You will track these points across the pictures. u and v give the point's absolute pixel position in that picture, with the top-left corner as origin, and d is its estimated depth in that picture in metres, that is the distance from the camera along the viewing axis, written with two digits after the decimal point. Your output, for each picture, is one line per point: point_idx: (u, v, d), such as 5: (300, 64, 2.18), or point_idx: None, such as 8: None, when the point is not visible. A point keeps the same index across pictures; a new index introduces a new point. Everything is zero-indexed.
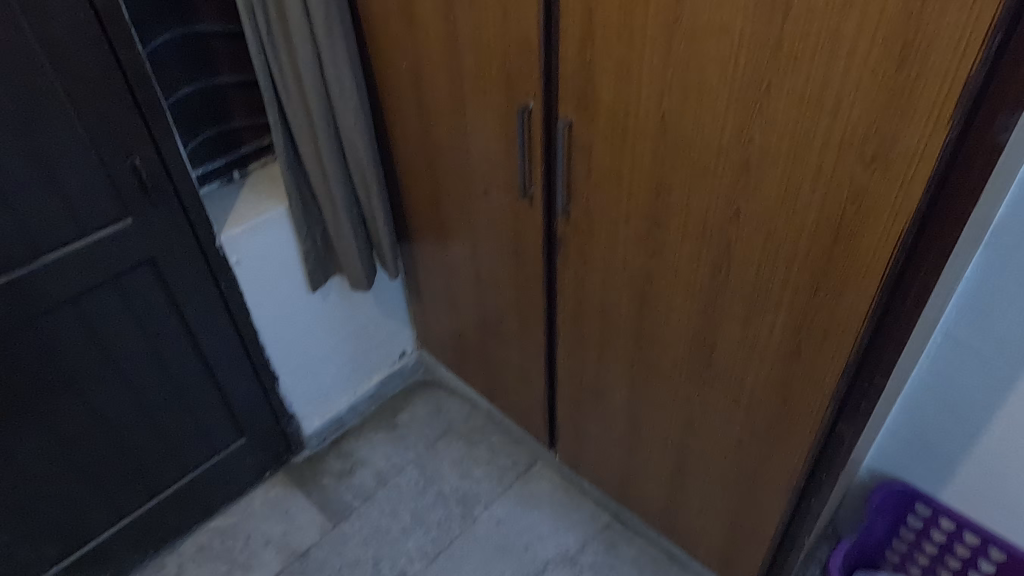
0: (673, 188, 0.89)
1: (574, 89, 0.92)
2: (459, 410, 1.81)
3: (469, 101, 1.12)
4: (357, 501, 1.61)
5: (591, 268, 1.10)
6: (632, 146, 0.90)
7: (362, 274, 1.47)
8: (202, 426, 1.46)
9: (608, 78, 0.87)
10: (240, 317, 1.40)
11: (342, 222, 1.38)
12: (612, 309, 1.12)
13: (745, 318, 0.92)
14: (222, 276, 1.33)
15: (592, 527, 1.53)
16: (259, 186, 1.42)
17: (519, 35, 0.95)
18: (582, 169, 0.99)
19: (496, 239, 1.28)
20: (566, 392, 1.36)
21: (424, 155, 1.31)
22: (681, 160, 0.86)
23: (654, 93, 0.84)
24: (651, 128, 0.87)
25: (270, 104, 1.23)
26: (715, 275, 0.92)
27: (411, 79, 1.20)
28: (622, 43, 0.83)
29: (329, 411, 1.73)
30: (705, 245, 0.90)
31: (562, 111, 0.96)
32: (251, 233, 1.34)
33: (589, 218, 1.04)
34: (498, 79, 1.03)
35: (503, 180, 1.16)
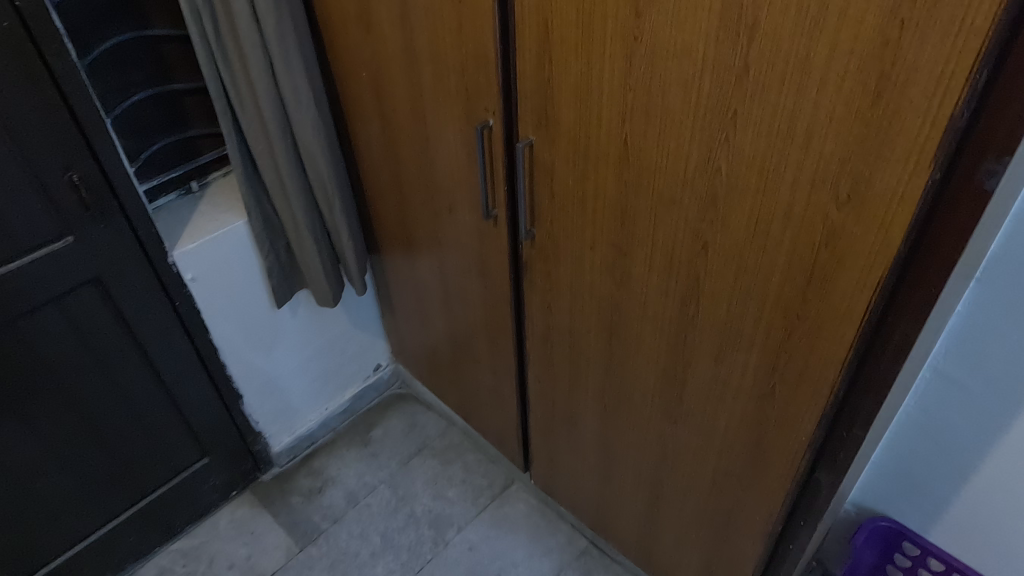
0: (637, 217, 0.82)
1: (533, 108, 0.85)
2: (435, 426, 1.75)
3: (429, 114, 1.04)
4: (326, 523, 1.56)
5: (557, 294, 1.03)
6: (594, 170, 0.83)
7: (328, 290, 1.40)
8: (160, 447, 1.40)
9: (567, 97, 0.80)
10: (198, 336, 1.34)
11: (304, 237, 1.31)
12: (581, 338, 1.05)
13: (716, 357, 0.85)
14: (177, 294, 1.26)
15: (568, 553, 1.47)
16: (219, 198, 1.35)
17: (475, 48, 0.87)
18: (545, 191, 0.92)
19: (463, 258, 1.21)
20: (537, 418, 1.30)
21: (388, 168, 1.24)
22: (645, 188, 0.79)
23: (615, 116, 0.76)
24: (613, 153, 0.79)
25: (222, 115, 1.16)
26: (684, 311, 0.85)
27: (371, 89, 1.13)
28: (581, 60, 0.75)
29: (299, 427, 1.67)
30: (673, 278, 0.83)
31: (522, 131, 0.89)
32: (209, 249, 1.27)
33: (554, 243, 0.97)
34: (457, 93, 0.96)
35: (467, 199, 1.09)
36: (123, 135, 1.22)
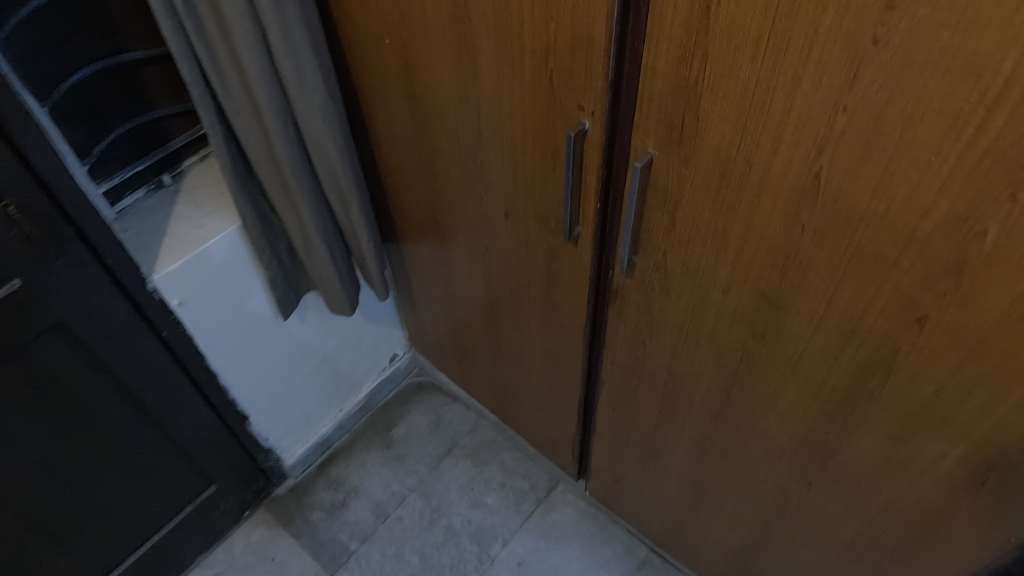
0: (812, 269, 0.60)
1: (663, 118, 0.61)
2: (464, 421, 1.57)
3: (486, 103, 0.78)
4: (355, 543, 1.40)
5: (659, 331, 0.82)
6: (752, 206, 0.60)
7: (345, 298, 1.15)
8: (159, 486, 1.20)
9: (726, 109, 0.56)
10: (193, 364, 1.10)
11: (314, 243, 1.05)
12: (684, 380, 0.85)
13: (896, 435, 0.66)
14: (161, 323, 1.01)
15: (628, 564, 1.34)
16: (199, 194, 1.08)
17: (575, 27, 0.61)
18: (663, 219, 0.69)
19: (518, 268, 0.98)
20: (604, 440, 1.12)
21: (418, 156, 0.98)
22: (836, 237, 0.57)
23: (808, 143, 0.53)
24: (792, 189, 0.56)
25: (201, 102, 0.87)
26: (860, 381, 0.65)
27: (399, 62, 0.85)
28: (765, 63, 0.51)
29: (312, 435, 1.47)
30: (853, 345, 0.63)
31: (640, 142, 0.65)
32: (194, 266, 1.01)
33: (665, 277, 0.75)
34: (533, 82, 0.70)
35: (534, 208, 0.84)
36: (67, 127, 0.93)
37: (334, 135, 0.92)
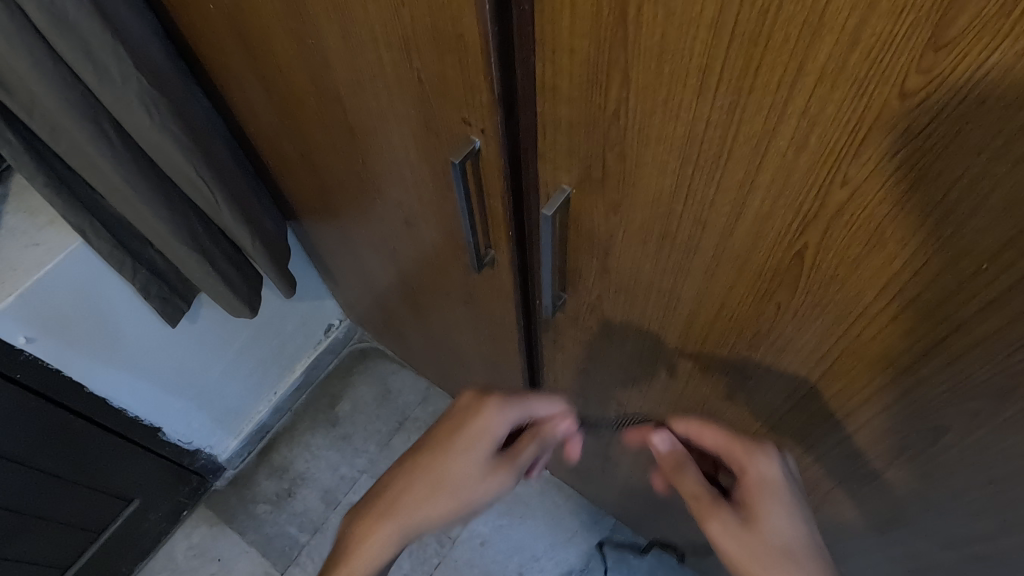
0: (790, 350, 0.44)
1: (577, 153, 0.41)
2: (414, 391, 1.44)
3: (348, 97, 0.57)
4: (306, 536, 1.31)
5: (604, 366, 0.66)
6: (708, 272, 0.43)
7: (241, 303, 0.97)
8: (66, 517, 1.07)
9: (662, 155, 0.37)
10: (68, 395, 0.95)
11: (182, 254, 0.85)
12: (638, 412, 0.70)
13: (892, 517, 0.52)
14: (10, 366, 0.85)
15: (597, 536, 1.26)
16: (33, 200, 0.86)
17: (434, 15, 0.40)
18: (593, 263, 0.51)
19: (433, 274, 0.80)
20: (557, 439, 0.99)
21: (292, 142, 0.76)
22: (825, 326, 0.40)
23: (786, 215, 0.34)
24: (761, 263, 0.39)
25: None
26: (850, 465, 0.50)
27: (234, 33, 0.62)
28: (717, 103, 0.31)
29: (246, 425, 1.34)
30: (844, 433, 0.47)
31: (550, 175, 0.45)
32: (36, 298, 0.81)
33: (603, 319, 0.58)
34: (399, 80, 0.49)
35: (436, 221, 0.65)
36: None
37: (171, 130, 0.70)
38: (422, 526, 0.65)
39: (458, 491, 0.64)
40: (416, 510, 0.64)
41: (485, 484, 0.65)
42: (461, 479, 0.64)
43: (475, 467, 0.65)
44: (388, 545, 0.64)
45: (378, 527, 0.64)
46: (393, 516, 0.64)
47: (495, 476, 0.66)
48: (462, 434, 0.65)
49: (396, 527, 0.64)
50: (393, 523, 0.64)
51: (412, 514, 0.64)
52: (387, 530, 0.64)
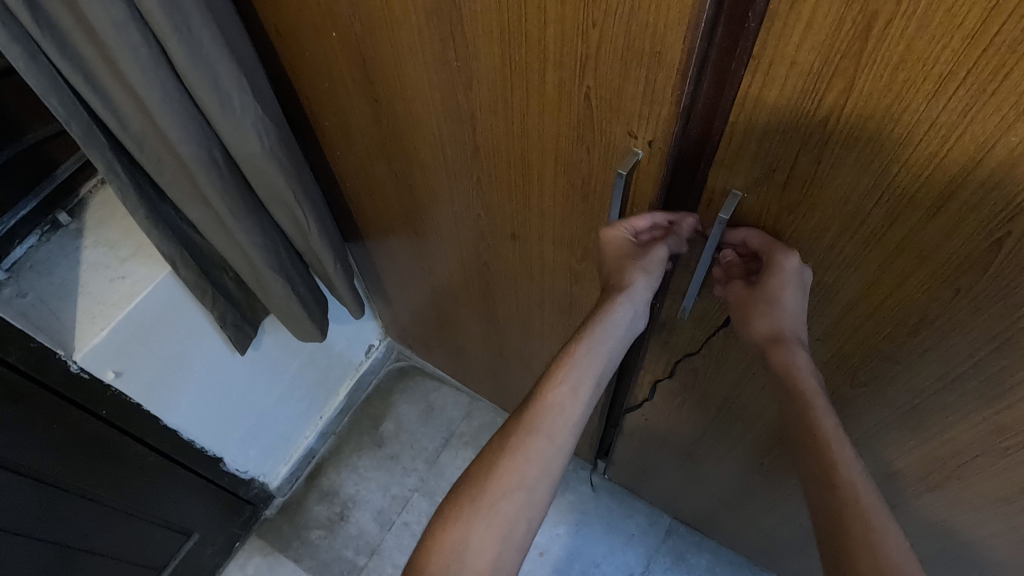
0: (956, 333, 0.47)
1: (765, 157, 0.44)
2: (457, 406, 1.44)
3: (483, 117, 0.59)
4: (363, 558, 1.29)
5: (720, 364, 0.69)
6: (885, 262, 0.46)
7: (313, 326, 0.97)
8: (133, 556, 1.04)
9: (867, 156, 0.40)
10: (144, 428, 0.93)
11: (268, 279, 0.85)
12: (744, 406, 0.73)
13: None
14: (97, 402, 0.84)
15: (655, 538, 1.28)
16: (112, 234, 0.85)
17: (630, 35, 0.43)
18: (744, 262, 0.54)
19: (524, 287, 0.82)
20: (633, 441, 1.01)
21: (385, 164, 0.77)
22: (1005, 308, 0.43)
23: (995, 205, 0.38)
24: (951, 251, 0.42)
25: (89, 142, 0.64)
26: (991, 439, 0.54)
27: (352, 60, 0.64)
28: (949, 105, 0.35)
29: (295, 451, 1.35)
30: (994, 408, 0.51)
31: (721, 182, 0.48)
32: (126, 331, 0.81)
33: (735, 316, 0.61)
34: (559, 99, 0.51)
35: (553, 233, 0.67)
36: None
37: (278, 156, 0.71)
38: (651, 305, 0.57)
39: (641, 267, 0.55)
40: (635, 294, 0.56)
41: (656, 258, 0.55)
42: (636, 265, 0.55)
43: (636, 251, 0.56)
44: (614, 335, 0.57)
45: (600, 320, 0.57)
46: (622, 304, 0.56)
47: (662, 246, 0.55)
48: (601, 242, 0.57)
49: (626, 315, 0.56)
50: (622, 309, 0.56)
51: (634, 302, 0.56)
52: (614, 320, 0.56)
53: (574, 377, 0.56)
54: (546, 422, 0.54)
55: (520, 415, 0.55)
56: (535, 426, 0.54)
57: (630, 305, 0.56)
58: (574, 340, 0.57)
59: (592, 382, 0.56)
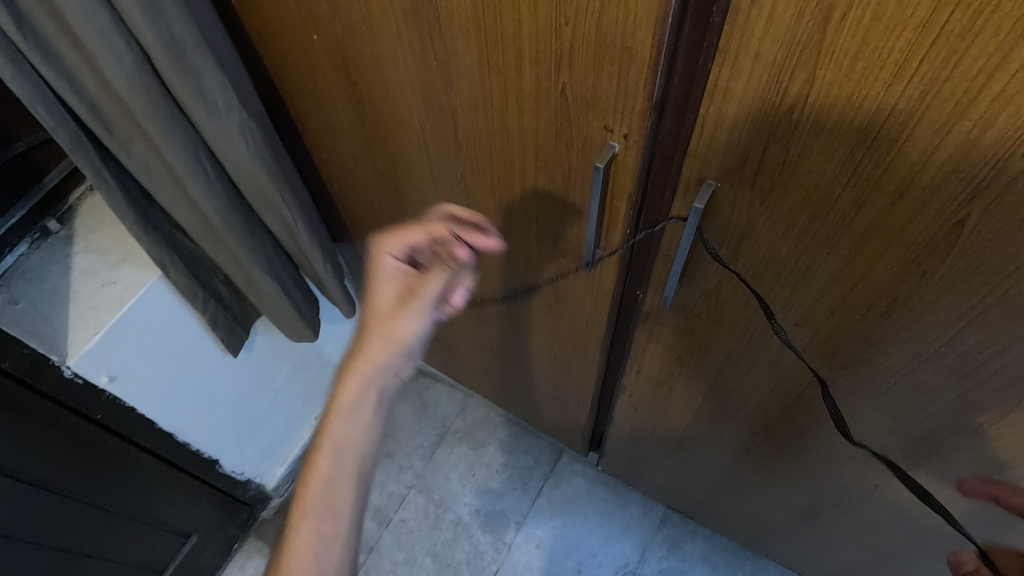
0: (926, 313, 0.49)
1: (736, 147, 0.45)
2: (451, 403, 1.46)
3: (463, 115, 0.60)
4: (361, 556, 1.31)
5: (705, 351, 0.70)
6: (854, 246, 0.47)
7: (304, 327, 0.98)
8: (131, 559, 1.05)
9: (831, 145, 0.41)
10: (140, 432, 0.94)
11: (258, 281, 0.86)
12: (730, 392, 0.75)
13: (1001, 461, 0.58)
14: (92, 407, 0.85)
15: (649, 527, 1.30)
16: (103, 240, 0.86)
17: (602, 32, 0.44)
18: (721, 250, 0.55)
19: (512, 281, 0.83)
20: (624, 431, 1.02)
21: (371, 164, 0.79)
22: (972, 286, 0.44)
23: (956, 187, 0.39)
24: (916, 232, 0.43)
25: (77, 149, 0.65)
26: (966, 415, 0.55)
27: (335, 63, 0.65)
28: (907, 93, 0.36)
29: (291, 451, 1.35)
30: (966, 386, 0.52)
31: (695, 172, 0.49)
32: (118, 335, 0.82)
33: (717, 304, 0.62)
34: (536, 95, 0.53)
35: (537, 227, 0.68)
36: None
37: (264, 159, 0.72)
38: (383, 375, 0.66)
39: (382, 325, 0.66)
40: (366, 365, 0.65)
41: (429, 286, 0.67)
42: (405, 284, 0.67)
43: (411, 279, 0.67)
44: (353, 416, 0.64)
45: (337, 402, 0.65)
46: (352, 379, 0.65)
47: (433, 275, 0.67)
48: (372, 271, 0.68)
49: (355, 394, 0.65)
50: (354, 385, 0.65)
51: (366, 371, 0.65)
52: (352, 396, 0.65)
53: (326, 499, 0.61)
54: (311, 553, 0.60)
55: (280, 560, 0.60)
56: (299, 563, 0.59)
57: (370, 369, 0.65)
58: (314, 454, 0.63)
59: (348, 484, 0.62)
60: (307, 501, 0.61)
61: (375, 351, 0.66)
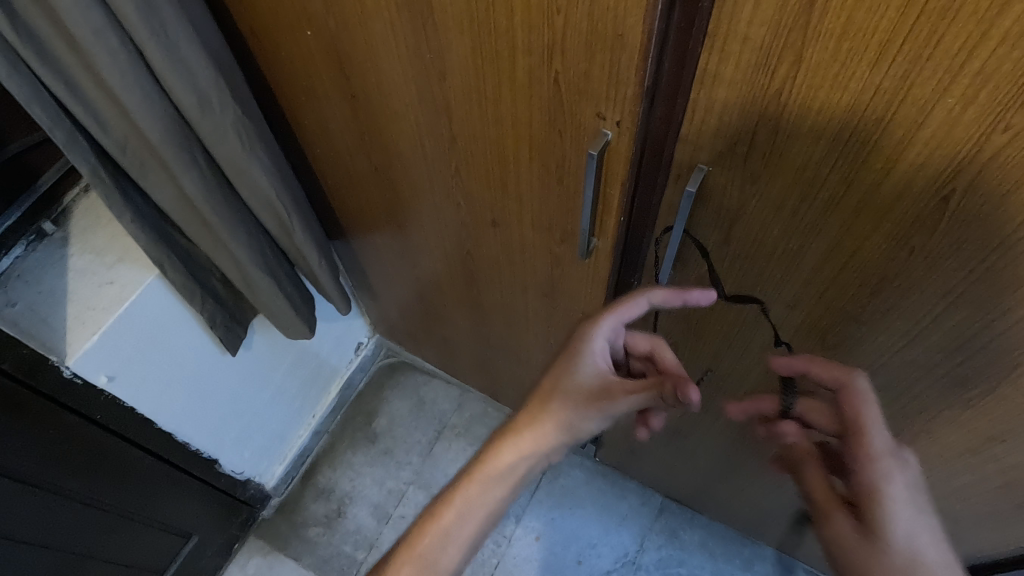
0: (915, 291, 0.50)
1: (726, 130, 0.46)
2: (448, 399, 1.46)
3: (457, 107, 0.61)
4: (362, 553, 1.31)
5: (699, 337, 0.71)
6: (844, 226, 0.48)
7: (301, 324, 0.98)
8: (132, 560, 1.05)
9: (819, 126, 0.42)
10: (139, 432, 0.95)
11: (255, 278, 0.86)
12: (724, 377, 0.76)
13: (991, 435, 0.59)
14: (91, 407, 0.85)
15: (647, 517, 1.31)
16: (98, 240, 0.86)
17: (593, 20, 0.45)
18: (714, 234, 0.56)
19: (507, 273, 0.84)
20: (620, 420, 1.03)
21: (365, 159, 0.79)
22: (958, 262, 0.46)
23: (940, 164, 0.40)
24: (903, 210, 0.44)
25: (73, 148, 0.66)
26: (955, 391, 0.57)
27: (328, 58, 0.65)
28: (891, 72, 0.37)
29: (289, 450, 1.35)
30: (955, 361, 0.54)
31: (687, 156, 0.50)
32: (116, 335, 0.82)
33: (711, 289, 0.63)
34: (529, 85, 0.53)
35: (533, 218, 0.69)
36: None
37: (259, 155, 0.73)
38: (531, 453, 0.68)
39: (559, 402, 0.67)
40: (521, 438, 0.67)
41: (620, 399, 0.66)
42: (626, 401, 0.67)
43: (614, 382, 0.67)
44: (488, 486, 0.67)
45: (490, 463, 0.67)
46: (510, 450, 0.67)
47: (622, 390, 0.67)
48: (580, 350, 0.67)
49: (501, 465, 0.67)
50: (511, 457, 0.67)
51: (531, 452, 0.68)
52: (498, 462, 0.67)
53: (437, 552, 0.66)
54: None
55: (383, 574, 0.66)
56: None
57: (527, 447, 0.67)
58: (446, 500, 0.67)
59: (461, 544, 0.66)
60: (425, 541, 0.66)
61: (550, 442, 0.68)
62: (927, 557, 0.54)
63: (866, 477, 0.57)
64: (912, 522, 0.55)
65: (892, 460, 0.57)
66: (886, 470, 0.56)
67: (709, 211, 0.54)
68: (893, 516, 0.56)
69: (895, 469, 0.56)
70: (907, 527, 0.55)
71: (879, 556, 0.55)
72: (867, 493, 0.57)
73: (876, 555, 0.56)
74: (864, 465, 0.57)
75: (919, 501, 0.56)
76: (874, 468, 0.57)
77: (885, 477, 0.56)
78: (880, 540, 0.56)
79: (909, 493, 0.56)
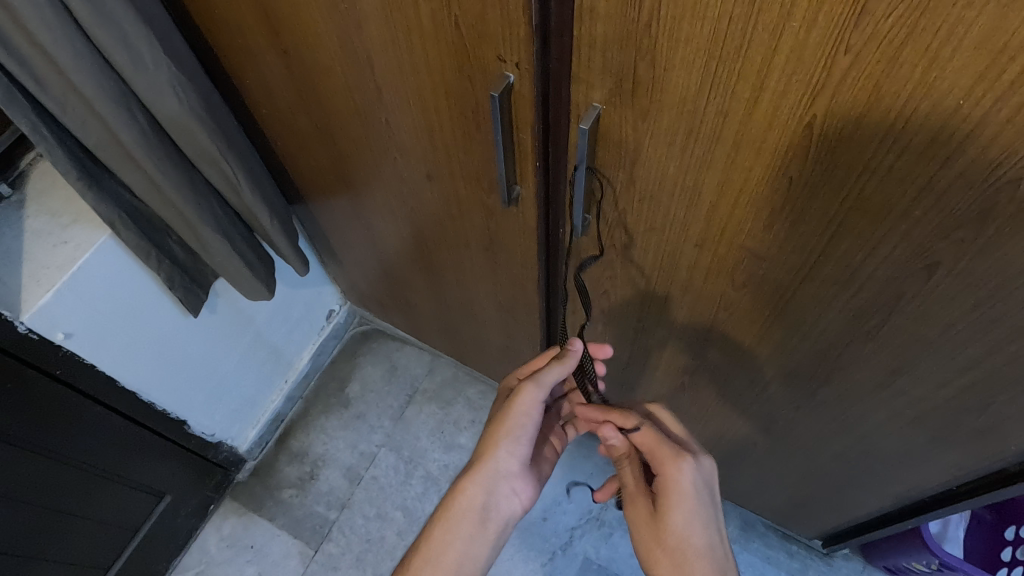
0: (801, 223, 0.52)
1: (611, 67, 0.48)
2: (419, 364, 1.49)
3: (377, 58, 0.63)
4: (334, 513, 1.35)
5: (626, 284, 0.74)
6: (729, 159, 0.50)
7: (259, 284, 1.01)
8: (106, 518, 1.09)
9: (689, 57, 0.44)
10: (102, 389, 0.98)
11: (207, 237, 0.88)
12: (656, 324, 0.78)
13: (894, 369, 0.61)
14: (51, 362, 0.89)
15: (612, 475, 1.34)
16: (53, 202, 0.89)
17: None
18: (620, 175, 0.58)
19: (449, 229, 0.86)
20: None
21: (306, 116, 0.81)
22: (833, 189, 0.48)
23: (799, 90, 0.42)
24: (776, 140, 0.46)
25: (12, 105, 0.68)
26: (855, 324, 0.59)
27: (255, 13, 0.67)
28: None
29: (262, 415, 1.38)
30: (849, 293, 0.56)
31: (582, 95, 0.52)
32: (71, 292, 0.85)
33: (627, 234, 0.65)
34: (435, 30, 0.55)
35: (461, 169, 0.71)
36: None
37: (199, 112, 0.75)
38: (498, 478, 0.74)
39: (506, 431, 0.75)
40: (489, 467, 0.74)
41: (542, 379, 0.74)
42: (537, 382, 0.74)
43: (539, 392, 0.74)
44: (463, 521, 0.73)
45: (455, 504, 0.73)
46: (471, 484, 0.74)
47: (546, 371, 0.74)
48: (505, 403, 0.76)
49: (474, 495, 0.73)
50: (473, 491, 0.73)
51: (486, 475, 0.74)
52: (469, 495, 0.73)
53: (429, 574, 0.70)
54: None
55: None
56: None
57: (489, 472, 0.74)
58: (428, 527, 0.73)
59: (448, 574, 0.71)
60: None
61: (496, 454, 0.75)
62: (695, 540, 0.68)
63: (663, 475, 0.70)
64: (694, 512, 0.68)
65: (682, 462, 0.69)
66: (676, 469, 0.69)
67: (612, 152, 0.56)
68: (678, 507, 0.69)
69: (689, 469, 0.69)
70: (686, 514, 0.68)
71: (659, 536, 0.69)
72: (662, 489, 0.70)
73: (657, 534, 0.69)
74: (664, 467, 0.70)
75: (705, 496, 0.69)
76: (667, 469, 0.69)
77: (678, 476, 0.69)
78: (661, 524, 0.69)
79: (700, 489, 0.69)
